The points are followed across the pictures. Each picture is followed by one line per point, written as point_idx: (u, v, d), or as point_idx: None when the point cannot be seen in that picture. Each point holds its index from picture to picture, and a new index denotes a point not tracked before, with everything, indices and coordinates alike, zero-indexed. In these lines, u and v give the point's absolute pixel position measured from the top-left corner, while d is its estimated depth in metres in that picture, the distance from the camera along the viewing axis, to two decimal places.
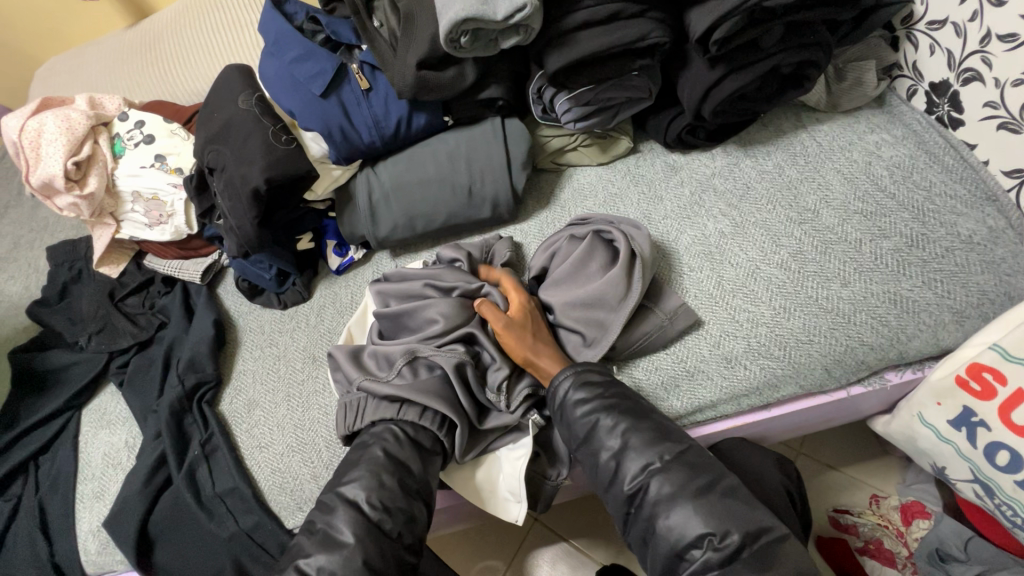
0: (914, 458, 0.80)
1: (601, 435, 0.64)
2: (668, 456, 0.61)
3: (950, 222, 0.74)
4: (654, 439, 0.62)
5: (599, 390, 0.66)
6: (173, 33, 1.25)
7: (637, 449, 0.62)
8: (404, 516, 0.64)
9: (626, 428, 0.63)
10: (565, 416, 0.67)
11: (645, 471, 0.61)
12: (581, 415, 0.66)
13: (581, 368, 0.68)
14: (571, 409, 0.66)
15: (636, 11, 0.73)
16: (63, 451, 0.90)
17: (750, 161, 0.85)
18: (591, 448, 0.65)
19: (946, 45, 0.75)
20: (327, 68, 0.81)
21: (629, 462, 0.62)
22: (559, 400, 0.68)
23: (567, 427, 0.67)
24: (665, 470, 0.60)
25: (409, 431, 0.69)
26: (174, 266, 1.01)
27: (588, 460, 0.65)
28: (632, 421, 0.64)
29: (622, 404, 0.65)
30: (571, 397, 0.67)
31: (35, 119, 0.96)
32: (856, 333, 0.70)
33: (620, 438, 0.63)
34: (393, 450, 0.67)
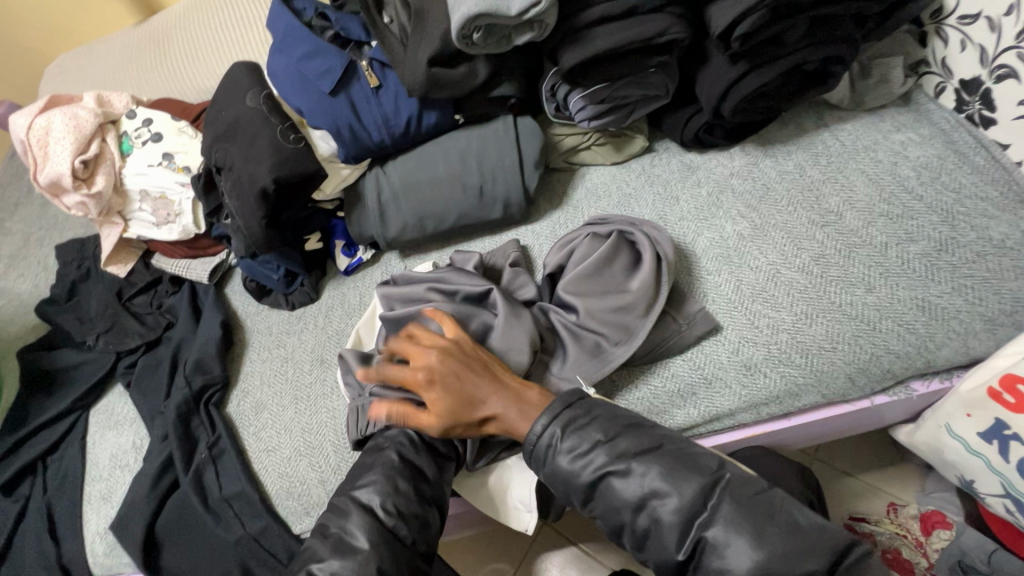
0: (939, 469, 0.77)
1: (618, 489, 0.58)
2: (712, 500, 0.56)
3: (981, 226, 0.71)
4: (684, 478, 0.57)
5: (596, 435, 0.60)
6: (181, 30, 1.24)
7: (673, 494, 0.57)
8: (416, 524, 0.63)
9: (651, 478, 0.57)
10: (566, 481, 0.60)
11: (693, 523, 0.56)
12: (590, 475, 0.59)
13: (560, 414, 0.62)
14: (570, 468, 0.60)
15: (655, 6, 0.71)
16: (71, 452, 0.89)
17: (771, 161, 0.82)
18: (616, 507, 0.59)
19: (979, 40, 0.72)
20: (336, 65, 0.80)
21: (664, 513, 0.57)
22: (551, 457, 0.61)
23: (571, 490, 0.61)
24: (716, 516, 0.55)
25: (426, 434, 0.68)
26: (182, 265, 1.00)
27: (616, 517, 0.59)
28: (650, 462, 0.58)
29: (629, 445, 0.60)
30: (567, 450, 0.60)
31: (43, 117, 0.95)
32: (881, 341, 0.68)
33: (644, 486, 0.58)
34: (411, 454, 0.66)
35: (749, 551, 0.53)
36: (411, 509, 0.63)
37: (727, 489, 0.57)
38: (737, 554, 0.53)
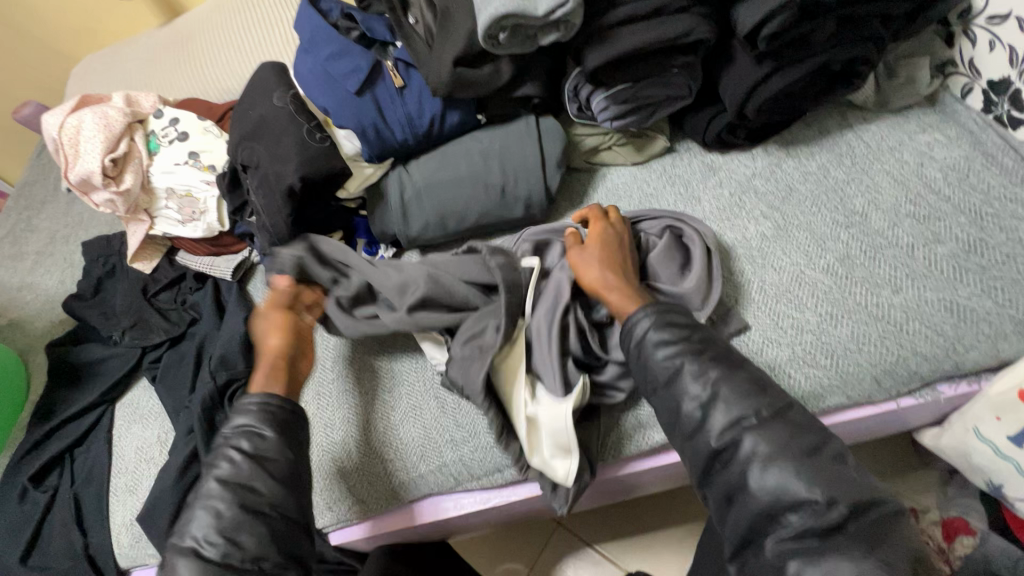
0: (966, 474, 0.77)
1: (685, 381, 0.58)
2: (765, 412, 0.55)
3: (1011, 227, 0.70)
4: (745, 391, 0.56)
5: (685, 334, 0.60)
6: (205, 32, 1.26)
7: (729, 397, 0.56)
8: (252, 541, 0.55)
9: (718, 379, 0.57)
10: (642, 365, 0.61)
11: (737, 425, 0.54)
12: (663, 360, 0.59)
13: (659, 309, 0.62)
14: (649, 356, 0.60)
15: (680, 6, 0.71)
16: (98, 444, 0.91)
17: (794, 161, 0.82)
18: (672, 394, 0.58)
19: (1008, 41, 0.71)
20: (362, 65, 0.81)
21: (718, 414, 0.55)
22: (637, 340, 0.61)
23: (642, 373, 0.61)
24: (762, 425, 0.54)
25: (253, 445, 0.60)
26: (206, 262, 1.02)
27: (668, 408, 0.59)
28: (723, 369, 0.57)
29: (710, 351, 0.59)
30: (651, 337, 0.60)
31: (74, 116, 0.97)
32: (909, 342, 0.67)
33: (709, 388, 0.57)
34: (229, 476, 0.58)
35: (785, 465, 0.51)
36: (252, 525, 0.56)
37: (785, 411, 0.55)
38: (776, 475, 0.51)
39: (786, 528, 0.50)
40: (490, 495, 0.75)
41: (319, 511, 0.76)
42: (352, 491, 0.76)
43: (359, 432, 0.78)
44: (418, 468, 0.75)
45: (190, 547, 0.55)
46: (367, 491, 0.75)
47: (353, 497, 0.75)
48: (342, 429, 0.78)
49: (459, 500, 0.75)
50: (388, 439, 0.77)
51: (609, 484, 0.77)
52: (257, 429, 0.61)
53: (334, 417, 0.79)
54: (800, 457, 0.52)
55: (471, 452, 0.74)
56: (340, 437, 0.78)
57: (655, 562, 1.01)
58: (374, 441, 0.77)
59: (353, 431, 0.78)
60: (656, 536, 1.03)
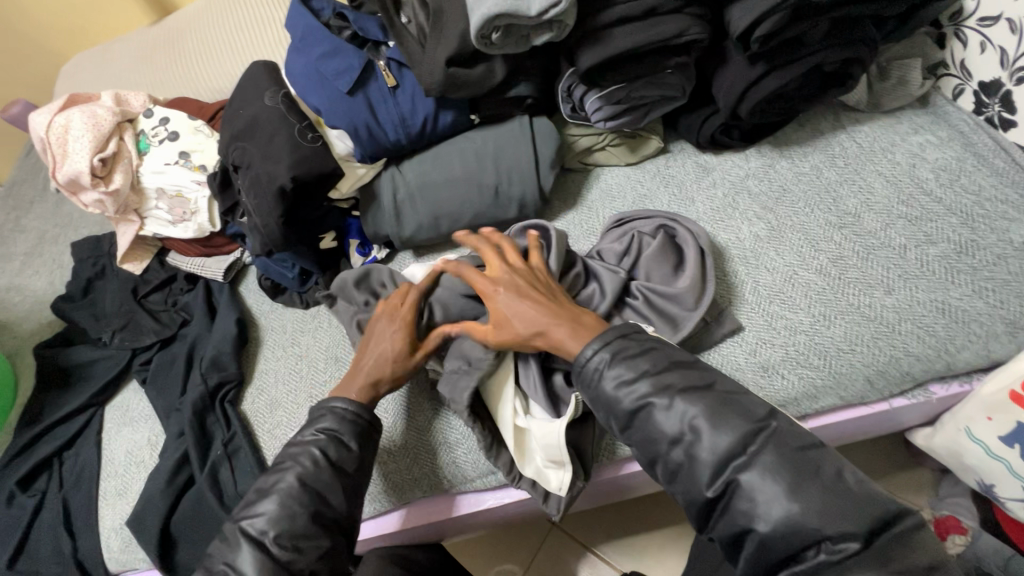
0: (957, 474, 0.77)
1: (658, 420, 0.55)
2: (752, 445, 0.52)
3: (1001, 228, 0.70)
4: (728, 420, 0.53)
5: (647, 366, 0.57)
6: (197, 30, 1.24)
7: (712, 434, 0.53)
8: (315, 551, 0.59)
9: (694, 417, 0.53)
10: (607, 407, 0.57)
11: (727, 464, 0.52)
12: (630, 403, 0.56)
13: (611, 342, 0.59)
14: (614, 397, 0.57)
15: (674, 6, 0.71)
16: (87, 447, 0.90)
17: (787, 162, 0.82)
18: (650, 436, 0.55)
19: (999, 42, 0.71)
20: (354, 64, 0.80)
21: (702, 451, 0.52)
22: (595, 382, 0.58)
23: (609, 416, 0.58)
24: (754, 461, 0.51)
25: (338, 454, 0.63)
26: (197, 263, 1.01)
27: (645, 446, 0.56)
28: (699, 402, 0.54)
29: (678, 381, 0.56)
30: (611, 375, 0.57)
31: (62, 115, 0.96)
32: (901, 343, 0.67)
33: (685, 424, 0.54)
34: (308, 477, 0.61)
35: (789, 498, 0.49)
36: (318, 537, 0.59)
37: (771, 437, 0.52)
38: (781, 509, 0.49)
39: (803, 562, 0.49)
40: (484, 496, 0.75)
41: None
42: (388, 480, 0.74)
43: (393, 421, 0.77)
44: (453, 457, 0.74)
45: (254, 535, 0.59)
46: (401, 480, 0.74)
47: None
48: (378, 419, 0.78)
49: (452, 502, 0.75)
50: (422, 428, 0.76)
51: (601, 485, 0.77)
52: (345, 441, 0.64)
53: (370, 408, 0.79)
54: (796, 481, 0.50)
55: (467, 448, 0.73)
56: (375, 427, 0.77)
57: (648, 562, 1.01)
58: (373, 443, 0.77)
59: None
60: (650, 536, 1.03)
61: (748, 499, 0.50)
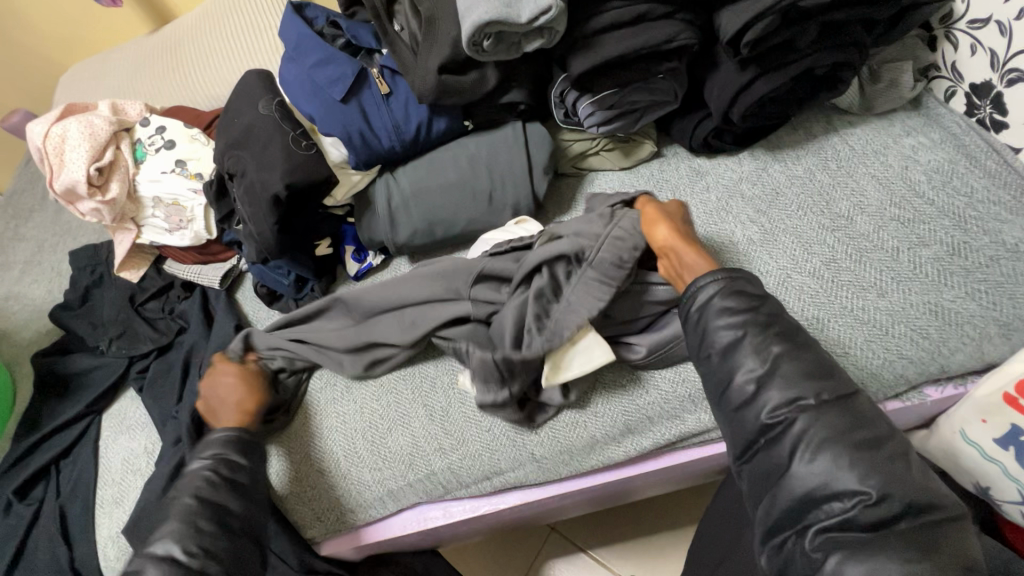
0: (954, 477, 0.76)
1: (744, 353, 0.57)
2: (825, 396, 0.54)
3: (994, 230, 0.71)
4: (800, 375, 0.55)
5: (751, 305, 0.59)
6: (193, 39, 1.25)
7: (784, 379, 0.55)
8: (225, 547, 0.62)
9: (783, 357, 0.56)
10: (700, 334, 0.60)
11: (793, 405, 0.54)
12: (727, 332, 0.58)
13: (730, 279, 0.61)
14: (714, 329, 0.59)
15: (663, 12, 0.71)
16: (84, 456, 0.90)
17: (780, 165, 0.82)
18: (729, 364, 0.58)
19: (989, 44, 0.72)
20: (347, 72, 0.81)
21: (773, 391, 0.55)
22: (699, 308, 0.61)
23: (699, 342, 0.60)
24: (818, 409, 0.53)
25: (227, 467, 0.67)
26: (193, 271, 1.01)
27: (716, 374, 0.59)
28: (788, 347, 0.57)
29: (777, 327, 0.58)
30: (716, 303, 0.60)
31: (58, 125, 0.96)
32: (895, 346, 0.67)
33: (769, 362, 0.56)
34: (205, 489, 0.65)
35: (836, 453, 0.51)
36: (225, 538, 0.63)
37: (848, 398, 0.54)
38: (824, 460, 0.51)
39: (829, 516, 0.50)
40: (484, 503, 0.75)
41: (306, 522, 0.76)
42: (295, 507, 0.76)
43: (305, 451, 0.78)
44: (361, 487, 0.75)
45: (166, 551, 0.61)
46: (307, 508, 0.76)
47: (344, 505, 0.76)
48: (288, 448, 0.78)
49: (449, 509, 0.75)
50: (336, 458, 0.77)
51: (601, 490, 0.76)
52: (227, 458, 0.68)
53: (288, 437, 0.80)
54: (854, 442, 0.51)
55: (467, 460, 0.73)
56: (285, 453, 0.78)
57: (648, 566, 1.01)
58: (360, 451, 0.76)
59: (340, 442, 0.77)
60: (649, 540, 1.03)
61: (797, 443, 0.52)
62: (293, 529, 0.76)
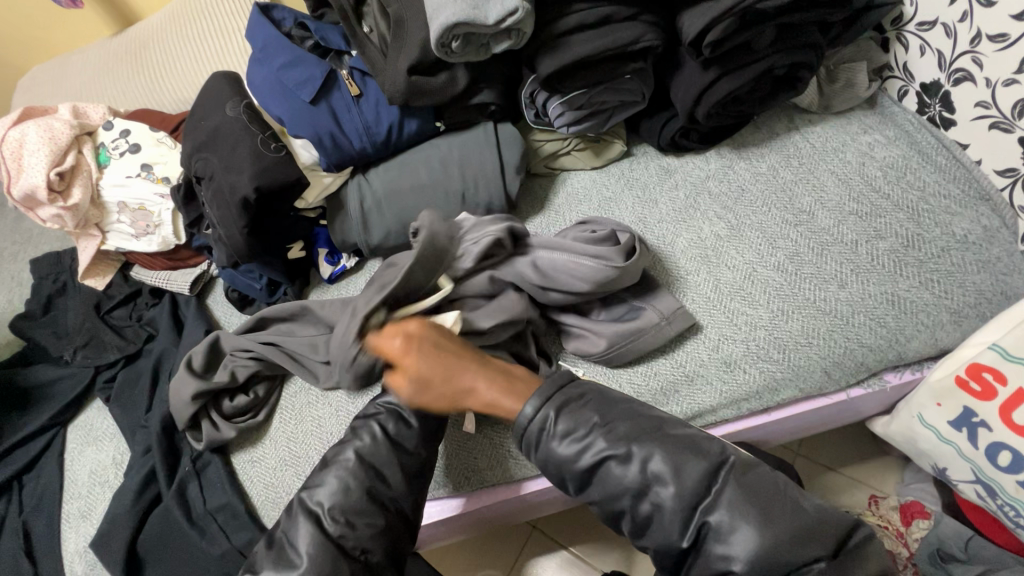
0: (915, 461, 0.79)
1: (615, 473, 0.60)
2: (716, 484, 0.58)
3: (945, 222, 0.74)
4: (679, 459, 0.59)
5: (596, 420, 0.62)
6: (158, 39, 1.22)
7: (678, 476, 0.58)
8: (368, 529, 0.65)
9: (653, 463, 0.59)
10: (560, 467, 0.62)
11: (695, 509, 0.58)
12: (590, 458, 0.61)
13: (553, 397, 0.63)
14: (561, 452, 0.61)
15: (628, 14, 0.73)
16: (48, 469, 0.87)
17: (744, 163, 0.85)
18: (612, 484, 0.60)
19: (936, 46, 0.75)
20: (316, 74, 0.80)
21: (660, 495, 0.58)
22: (545, 441, 0.62)
23: (565, 477, 0.63)
24: (718, 502, 0.57)
25: (398, 429, 0.69)
26: (162, 277, 0.99)
27: (604, 496, 0.61)
28: (656, 445, 0.60)
29: (623, 427, 0.61)
30: (554, 429, 0.62)
31: (17, 129, 0.93)
32: (855, 334, 0.70)
33: (638, 468, 0.60)
34: (367, 452, 0.68)
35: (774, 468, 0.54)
36: (373, 515, 0.66)
37: (732, 473, 0.58)
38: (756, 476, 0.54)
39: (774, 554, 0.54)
40: (460, 501, 0.74)
41: None
42: None
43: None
44: (500, 453, 0.72)
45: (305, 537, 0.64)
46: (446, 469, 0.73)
47: None
48: None
49: (427, 509, 0.75)
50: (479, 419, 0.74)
51: None
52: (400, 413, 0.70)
53: (262, 440, 0.80)
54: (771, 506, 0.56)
55: (474, 448, 0.73)
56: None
57: (631, 562, 1.02)
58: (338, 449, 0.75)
59: (315, 447, 0.76)
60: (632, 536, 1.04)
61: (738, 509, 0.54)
62: None
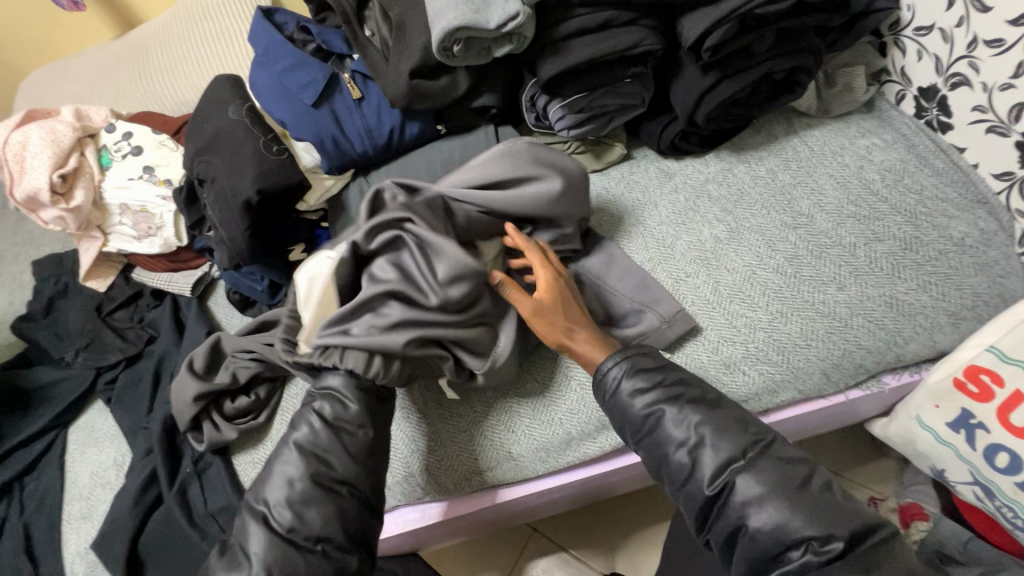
0: (913, 462, 0.80)
1: (668, 428, 0.59)
2: (752, 452, 0.57)
3: (943, 226, 0.75)
4: (726, 429, 0.58)
5: (658, 379, 0.62)
6: (160, 42, 1.23)
7: (716, 442, 0.57)
8: (320, 517, 0.60)
9: (698, 423, 0.58)
10: (621, 414, 0.62)
11: (727, 468, 0.56)
12: (643, 410, 0.61)
13: (628, 356, 0.64)
14: (627, 404, 0.62)
15: (628, 19, 0.73)
16: (49, 471, 0.87)
17: (743, 166, 0.85)
18: (658, 443, 0.60)
19: (933, 51, 0.76)
20: (318, 77, 0.81)
21: (706, 459, 0.57)
22: (613, 390, 0.63)
23: (624, 427, 0.63)
24: (751, 465, 0.56)
25: (335, 412, 0.65)
26: (164, 279, 1.00)
27: (653, 455, 0.60)
28: (707, 413, 0.59)
29: (687, 393, 0.61)
30: (625, 384, 0.62)
31: (19, 132, 0.94)
32: (853, 336, 0.70)
33: (692, 432, 0.58)
34: (307, 441, 0.63)
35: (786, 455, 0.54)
36: (322, 502, 0.60)
37: (770, 448, 0.57)
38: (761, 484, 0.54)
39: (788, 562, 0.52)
40: (462, 502, 0.74)
41: None
42: (419, 471, 0.74)
43: (436, 413, 0.76)
44: (497, 454, 0.73)
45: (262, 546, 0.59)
46: (443, 472, 0.73)
47: None
48: (429, 415, 0.76)
49: (427, 510, 0.75)
50: (472, 420, 0.74)
51: (578, 487, 0.78)
52: (341, 397, 0.65)
53: (263, 442, 0.80)
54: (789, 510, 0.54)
55: (474, 449, 0.73)
56: (418, 416, 0.76)
57: (632, 565, 1.02)
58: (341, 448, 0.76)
59: None
60: (632, 539, 1.04)
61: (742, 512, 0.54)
62: (416, 492, 0.74)
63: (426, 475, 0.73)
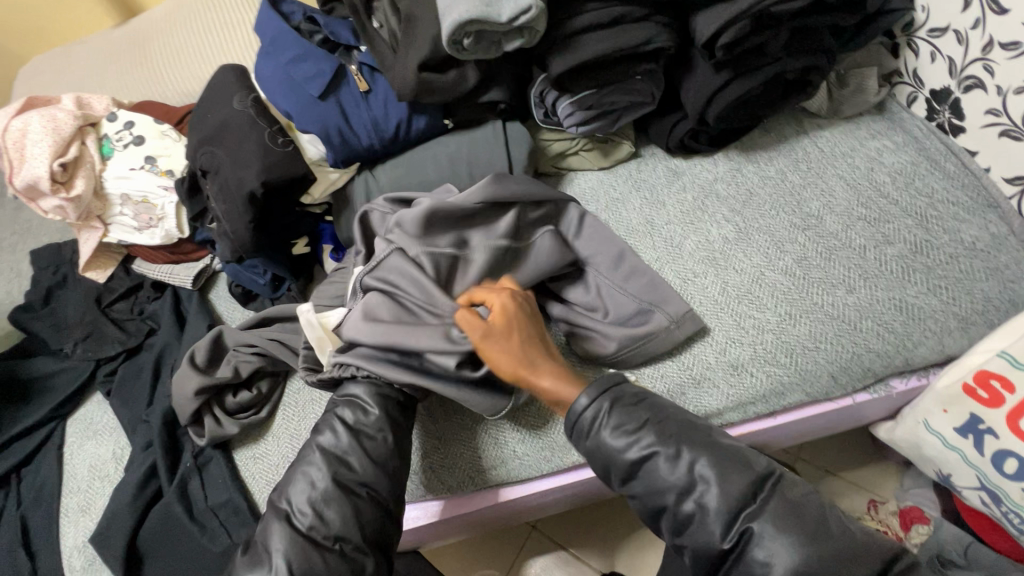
0: (918, 466, 0.80)
1: (663, 471, 0.58)
2: (762, 493, 0.56)
3: (953, 229, 0.74)
4: (728, 467, 0.57)
5: (647, 418, 0.61)
6: (162, 31, 1.21)
7: (721, 482, 0.56)
8: (345, 515, 0.60)
9: (700, 465, 0.57)
10: (608, 459, 0.61)
11: (739, 514, 0.55)
12: (635, 454, 0.59)
13: (604, 393, 0.62)
14: (616, 452, 0.60)
15: (641, 15, 0.73)
16: (47, 463, 0.86)
17: (753, 166, 0.85)
18: (656, 487, 0.59)
19: (947, 52, 0.75)
20: (325, 69, 0.80)
21: (711, 503, 0.56)
22: (594, 432, 0.61)
23: (610, 469, 0.61)
24: (764, 509, 0.55)
25: (356, 418, 0.65)
26: (164, 271, 0.99)
27: (649, 500, 0.59)
28: (706, 450, 0.58)
29: (676, 429, 0.60)
30: (607, 425, 0.61)
31: (19, 119, 0.92)
32: (862, 340, 0.70)
33: (690, 473, 0.58)
34: (340, 445, 0.63)
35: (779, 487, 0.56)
36: (346, 505, 0.60)
37: (779, 486, 0.57)
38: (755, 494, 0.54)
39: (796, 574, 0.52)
40: (463, 500, 0.73)
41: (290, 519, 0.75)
42: (422, 468, 0.73)
43: (441, 411, 0.75)
44: (501, 454, 0.72)
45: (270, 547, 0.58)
46: (447, 472, 0.73)
47: None
48: (435, 412, 0.75)
49: (429, 508, 0.74)
50: (476, 418, 0.74)
51: (583, 486, 0.78)
52: (364, 404, 0.66)
53: (265, 437, 0.79)
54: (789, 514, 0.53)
55: (477, 448, 0.73)
56: (422, 415, 0.76)
57: (630, 564, 1.01)
58: None
59: None
60: (631, 538, 1.04)
61: None
62: (418, 489, 0.73)
63: (428, 473, 0.73)
